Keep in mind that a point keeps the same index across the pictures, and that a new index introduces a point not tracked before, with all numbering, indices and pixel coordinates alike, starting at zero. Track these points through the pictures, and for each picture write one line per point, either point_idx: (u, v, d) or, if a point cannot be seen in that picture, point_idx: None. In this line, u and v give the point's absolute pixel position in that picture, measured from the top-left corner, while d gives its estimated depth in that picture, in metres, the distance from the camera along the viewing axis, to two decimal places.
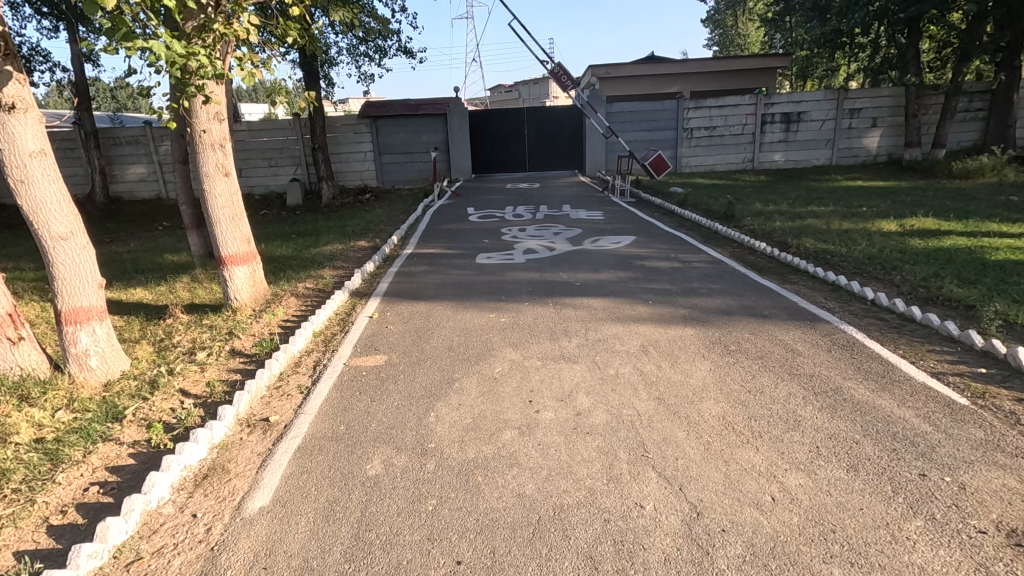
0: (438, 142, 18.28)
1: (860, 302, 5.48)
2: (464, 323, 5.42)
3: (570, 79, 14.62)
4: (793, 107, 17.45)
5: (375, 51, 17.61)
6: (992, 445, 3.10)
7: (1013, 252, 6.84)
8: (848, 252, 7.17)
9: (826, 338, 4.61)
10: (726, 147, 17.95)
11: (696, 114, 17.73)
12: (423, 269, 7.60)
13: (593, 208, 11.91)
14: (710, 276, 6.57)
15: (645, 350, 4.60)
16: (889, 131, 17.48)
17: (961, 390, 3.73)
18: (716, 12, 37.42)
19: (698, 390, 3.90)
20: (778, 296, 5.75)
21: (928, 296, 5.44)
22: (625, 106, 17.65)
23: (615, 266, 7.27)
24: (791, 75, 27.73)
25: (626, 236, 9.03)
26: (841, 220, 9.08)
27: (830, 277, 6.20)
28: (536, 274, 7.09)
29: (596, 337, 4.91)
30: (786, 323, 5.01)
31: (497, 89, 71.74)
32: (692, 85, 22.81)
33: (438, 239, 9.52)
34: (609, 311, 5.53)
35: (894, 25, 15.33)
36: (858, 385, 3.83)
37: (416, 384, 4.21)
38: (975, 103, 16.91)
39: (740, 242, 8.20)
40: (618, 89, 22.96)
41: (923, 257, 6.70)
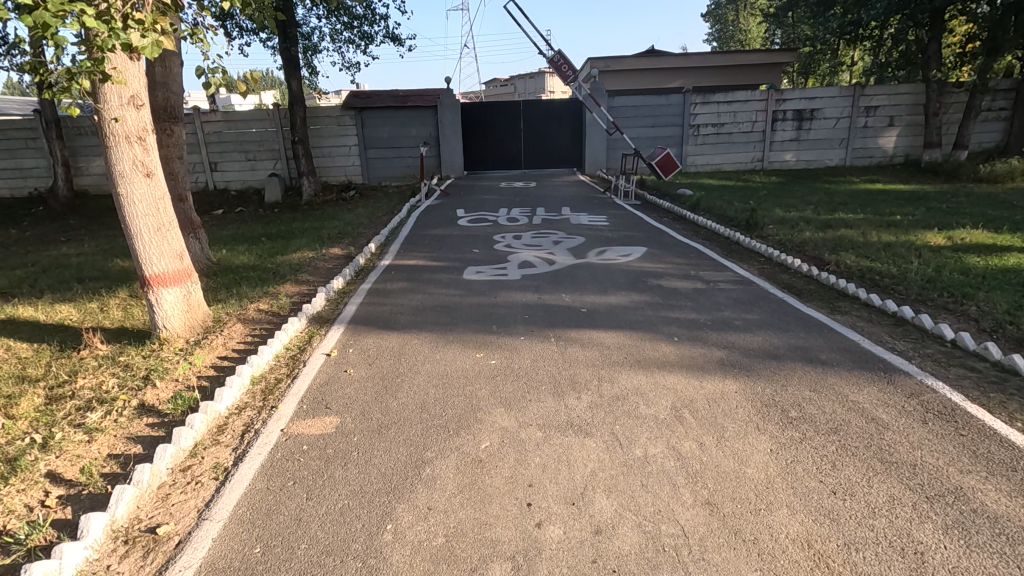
0: (428, 136, 17.09)
1: (936, 344, 4.40)
2: (444, 367, 4.29)
3: (571, 69, 13.47)
4: (806, 104, 16.38)
5: (360, 37, 16.40)
6: None
7: None
8: (899, 271, 6.11)
9: (914, 403, 3.54)
10: (735, 145, 16.87)
11: (703, 110, 16.60)
12: (400, 287, 6.45)
13: (596, 212, 10.80)
14: (742, 302, 5.50)
15: (678, 416, 3.50)
16: (907, 130, 16.41)
17: None
18: (716, 6, 36.04)
19: (762, 490, 2.79)
20: (833, 332, 4.68)
21: (1022, 337, 4.37)
22: (628, 99, 16.51)
23: (628, 286, 6.17)
24: (794, 72, 26.80)
25: (636, 246, 7.94)
26: (878, 231, 8.03)
27: (888, 306, 5.12)
28: (535, 295, 5.97)
29: (613, 393, 3.80)
30: (854, 374, 3.93)
31: (492, 84, 70.21)
32: (697, 80, 21.69)
33: (422, 247, 8.38)
34: (626, 353, 4.42)
35: (918, 16, 14.15)
36: (987, 487, 2.76)
37: (373, 468, 3.09)
38: (998, 102, 15.93)
39: (769, 257, 7.12)
40: (619, 84, 21.73)
41: (992, 280, 5.66)
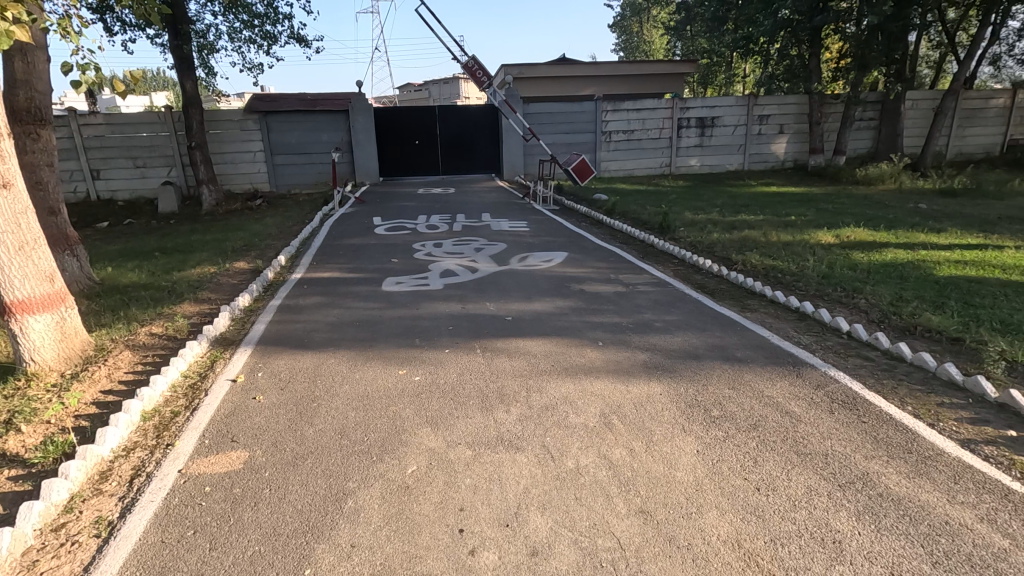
0: (340, 142, 16.42)
1: (835, 336, 4.73)
2: (364, 387, 4.04)
3: (485, 75, 13.44)
4: (707, 112, 17.40)
5: (262, 37, 15.48)
6: None
7: (956, 266, 6.53)
8: (798, 269, 6.55)
9: (821, 393, 3.77)
10: (645, 151, 17.59)
11: (614, 117, 17.17)
12: (314, 302, 6.05)
13: (516, 218, 10.81)
14: (660, 304, 5.67)
15: (608, 423, 3.48)
16: (795, 137, 17.89)
17: (1006, 466, 2.97)
18: (622, 18, 37.51)
19: (692, 493, 2.82)
20: (746, 330, 4.90)
21: (905, 326, 4.81)
22: (543, 106, 16.75)
23: (551, 292, 6.18)
24: (694, 82, 28.43)
25: (557, 251, 8.01)
26: (777, 231, 8.62)
27: (790, 302, 5.47)
28: (458, 305, 5.82)
29: (542, 404, 3.73)
30: (767, 370, 4.13)
31: (406, 89, 68.95)
32: (607, 88, 22.46)
33: (337, 259, 7.97)
34: (553, 361, 4.38)
35: (799, 34, 15.45)
36: (889, 470, 2.95)
37: (287, 506, 2.80)
38: (868, 113, 17.77)
39: (682, 258, 7.42)
40: (533, 91, 22.03)
41: (876, 275, 6.20)
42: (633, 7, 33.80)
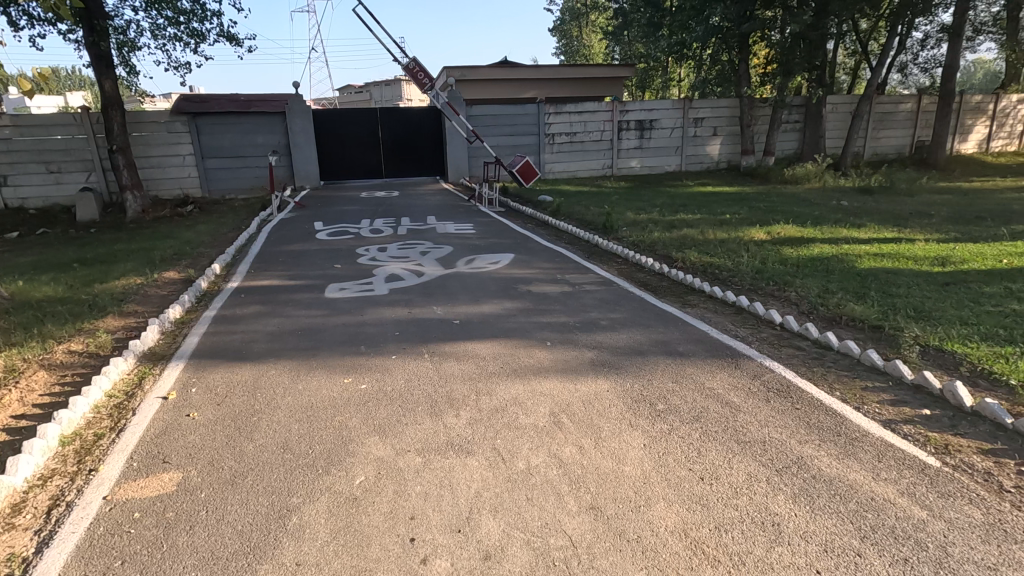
0: (277, 145, 15.84)
1: (769, 328, 4.97)
2: (308, 398, 3.90)
3: (427, 77, 13.30)
4: (645, 115, 17.92)
5: (189, 35, 14.72)
6: (997, 532, 2.52)
7: (875, 258, 7.02)
8: (734, 265, 6.85)
9: (757, 382, 3.95)
10: (587, 153, 17.92)
11: (557, 119, 17.40)
12: (253, 311, 5.80)
13: (462, 220, 10.76)
14: (606, 302, 5.78)
15: (557, 422, 3.51)
16: (727, 139, 18.72)
17: (922, 443, 3.21)
18: (561, 23, 37.76)
19: (640, 486, 2.89)
20: (687, 325, 5.07)
21: (832, 316, 5.11)
22: (486, 108, 16.75)
23: (499, 294, 6.18)
24: (633, 86, 29.23)
25: (504, 253, 8.02)
26: (713, 229, 8.98)
27: (727, 296, 5.71)
28: (405, 309, 5.72)
29: (491, 406, 3.72)
30: (708, 362, 4.29)
31: (347, 91, 67.36)
32: (549, 91, 22.72)
33: (276, 266, 7.68)
34: (502, 362, 4.38)
35: (729, 41, 16.17)
36: (820, 453, 3.13)
37: (226, 527, 2.66)
38: (794, 116, 18.83)
39: (626, 257, 7.60)
40: (476, 94, 22.00)
41: (804, 269, 6.57)
42: (572, 12, 34.35)
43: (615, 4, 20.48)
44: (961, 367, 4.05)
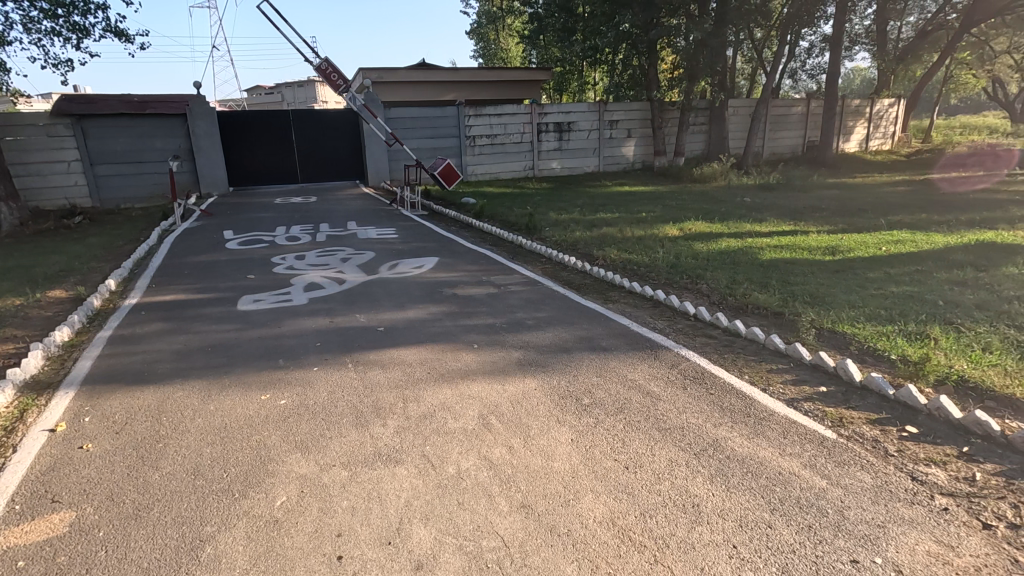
0: (178, 149, 14.76)
1: (684, 319, 5.24)
2: (221, 419, 3.65)
3: (341, 78, 12.89)
4: (563, 117, 18.33)
5: (70, 29, 13.38)
6: (885, 493, 2.80)
7: (775, 250, 7.59)
8: (651, 260, 7.16)
9: (675, 371, 4.16)
10: (508, 155, 18.09)
11: (477, 121, 17.42)
12: (156, 329, 5.36)
13: (384, 225, 10.53)
14: (531, 302, 5.86)
15: (486, 424, 3.51)
16: (641, 140, 19.56)
17: (821, 418, 3.50)
18: (477, 26, 37.51)
19: (569, 480, 2.95)
20: (609, 320, 5.24)
21: (739, 305, 5.47)
22: (404, 110, 16.48)
23: (424, 298, 6.10)
24: (550, 89, 29.88)
25: (428, 257, 7.92)
26: (631, 227, 9.36)
27: (646, 291, 5.96)
28: (326, 319, 5.51)
29: (419, 413, 3.66)
30: (629, 355, 4.46)
31: (256, 92, 64.05)
32: (468, 93, 22.72)
33: (181, 279, 7.15)
34: (429, 368, 4.32)
35: (638, 46, 16.89)
36: (733, 434, 3.33)
37: (130, 567, 2.44)
38: (700, 118, 19.99)
39: (549, 257, 7.75)
40: (394, 96, 21.59)
41: (714, 262, 6.98)
42: (488, 15, 34.51)
43: (529, 9, 20.76)
44: (850, 346, 4.46)
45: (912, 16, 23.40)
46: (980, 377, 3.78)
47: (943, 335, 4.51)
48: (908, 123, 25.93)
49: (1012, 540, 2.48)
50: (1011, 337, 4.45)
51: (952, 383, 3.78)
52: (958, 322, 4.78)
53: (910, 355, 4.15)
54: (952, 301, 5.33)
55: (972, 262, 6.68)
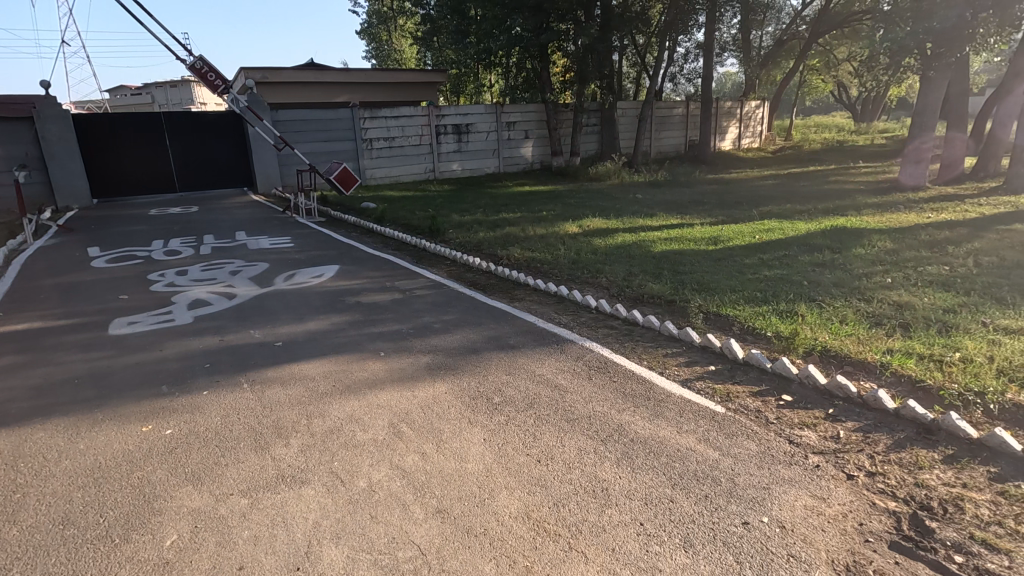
0: (26, 157, 12.98)
1: (587, 312, 5.45)
2: (95, 458, 3.26)
3: (220, 78, 11.97)
4: (461, 119, 18.33)
5: None
6: (768, 457, 3.10)
7: (666, 242, 8.12)
8: (554, 258, 7.37)
9: (580, 362, 4.32)
10: (408, 157, 17.79)
11: (373, 123, 16.94)
12: (6, 364, 4.67)
13: (277, 234, 9.94)
14: (438, 305, 5.81)
15: (397, 432, 3.43)
16: (538, 141, 20.07)
17: (711, 395, 3.80)
18: (368, 26, 36.37)
19: (483, 480, 2.96)
20: (515, 318, 5.33)
21: (636, 296, 5.78)
22: (293, 112, 15.66)
23: (325, 308, 5.84)
24: (447, 91, 29.81)
25: (328, 265, 7.59)
26: (533, 226, 9.57)
27: (550, 287, 6.13)
28: (216, 338, 5.10)
29: (325, 428, 3.50)
30: (537, 351, 4.56)
31: (121, 92, 57.87)
32: (362, 95, 22.06)
33: (36, 305, 6.28)
34: (333, 381, 4.14)
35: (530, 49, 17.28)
36: (635, 418, 3.52)
37: None
38: (592, 119, 20.88)
39: (453, 259, 7.72)
40: (281, 97, 20.43)
41: (612, 256, 7.32)
42: (378, 15, 33.65)
43: (422, 10, 20.54)
44: (733, 327, 4.88)
45: (770, 26, 26.01)
46: (839, 346, 4.28)
47: (808, 311, 5.06)
48: (772, 123, 28.78)
49: (870, 486, 2.85)
50: (861, 309, 5.09)
51: (817, 352, 4.26)
52: (820, 299, 5.38)
53: (782, 331, 4.61)
54: (814, 281, 5.99)
55: (829, 246, 7.55)
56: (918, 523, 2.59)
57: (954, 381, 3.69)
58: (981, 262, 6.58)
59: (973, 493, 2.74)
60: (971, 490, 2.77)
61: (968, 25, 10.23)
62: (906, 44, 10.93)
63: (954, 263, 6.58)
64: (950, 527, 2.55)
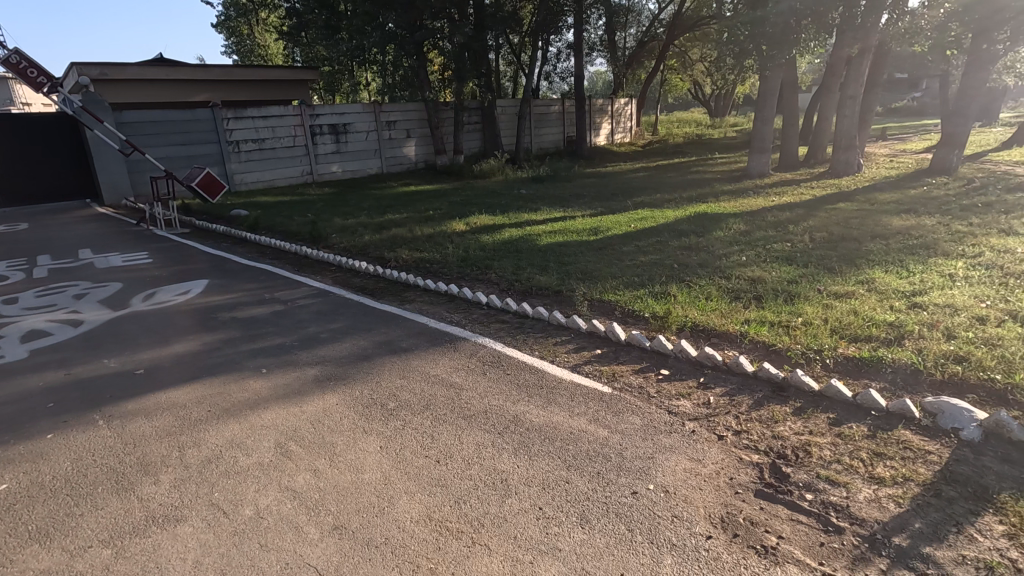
0: None
1: (478, 308, 5.50)
2: None
3: (44, 75, 10.40)
4: (337, 118, 17.55)
5: None
6: (651, 428, 3.34)
7: (550, 235, 8.41)
8: (443, 257, 7.34)
9: (474, 359, 4.35)
10: (281, 160, 16.72)
11: (238, 124, 15.69)
12: None
13: (132, 249, 8.89)
14: (324, 314, 5.54)
15: (285, 452, 3.23)
16: (420, 140, 19.81)
17: (598, 376, 4.03)
18: (227, 18, 33.53)
19: (381, 489, 2.88)
20: (407, 321, 5.23)
21: (525, 289, 5.93)
22: (141, 113, 14.05)
23: (195, 327, 5.33)
24: (321, 89, 28.45)
25: (195, 281, 6.93)
26: (420, 225, 9.45)
27: (440, 287, 6.10)
28: (60, 372, 4.45)
29: (202, 458, 3.21)
30: (430, 351, 4.52)
31: None
32: (223, 94, 20.34)
33: None
34: (209, 405, 3.80)
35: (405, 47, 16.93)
36: (529, 407, 3.62)
37: None
38: (473, 117, 21.00)
39: (338, 264, 7.41)
40: (126, 95, 18.21)
41: (500, 252, 7.44)
42: (236, 7, 31.11)
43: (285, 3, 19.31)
44: (616, 311, 5.18)
45: (632, 29, 27.82)
46: (706, 320, 4.72)
47: (678, 291, 5.52)
48: (640, 119, 30.84)
49: (737, 443, 3.18)
50: (723, 286, 5.64)
51: (689, 328, 4.67)
52: (689, 279, 5.89)
53: (657, 311, 5.00)
54: (683, 263, 6.54)
55: (693, 230, 8.28)
56: (776, 470, 2.93)
57: (798, 342, 4.23)
58: (816, 237, 7.56)
59: (818, 438, 3.16)
60: (816, 435, 3.19)
61: (792, 32, 11.70)
62: (746, 47, 12.23)
63: (795, 239, 7.51)
64: (801, 469, 2.93)
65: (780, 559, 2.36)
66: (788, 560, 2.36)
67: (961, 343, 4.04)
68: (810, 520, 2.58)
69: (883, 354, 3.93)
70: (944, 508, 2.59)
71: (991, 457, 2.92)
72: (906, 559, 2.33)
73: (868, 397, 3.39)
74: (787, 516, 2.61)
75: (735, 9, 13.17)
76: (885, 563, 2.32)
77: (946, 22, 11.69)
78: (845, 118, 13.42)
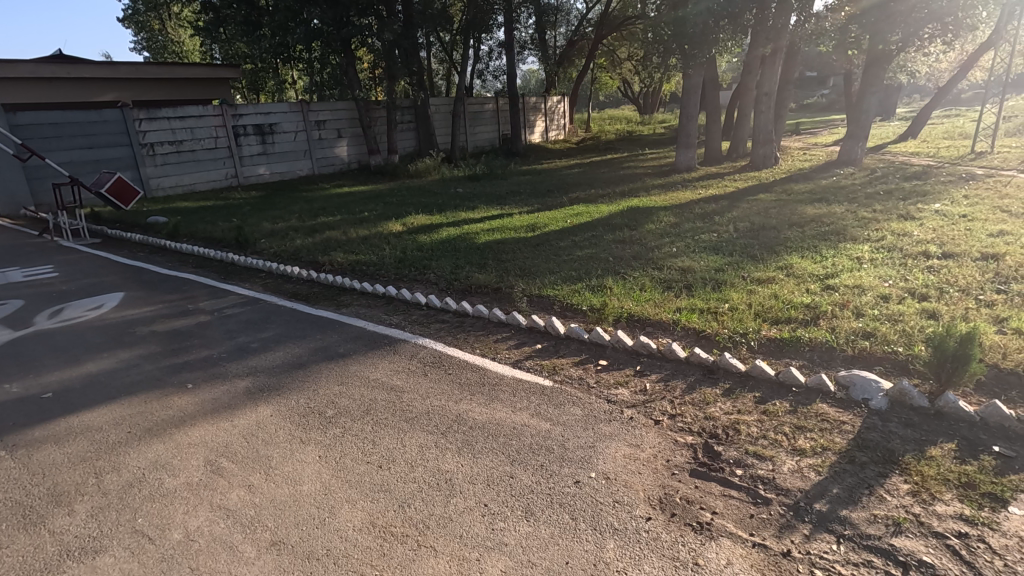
0: None
1: (417, 309, 5.43)
2: None
3: None
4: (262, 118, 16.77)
5: None
6: (592, 418, 3.43)
7: (487, 233, 8.42)
8: (378, 258, 7.19)
9: (414, 360, 4.30)
10: (201, 162, 15.81)
11: (151, 126, 14.68)
12: None
13: (33, 263, 8.14)
14: (254, 323, 5.31)
15: (216, 469, 3.08)
16: (352, 140, 19.31)
17: (540, 371, 4.08)
18: (134, 13, 31.28)
19: (322, 498, 2.80)
20: (344, 326, 5.09)
21: (464, 288, 5.91)
22: (38, 115, 12.85)
23: (110, 344, 4.96)
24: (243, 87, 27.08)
25: (108, 295, 6.43)
26: (354, 228, 9.22)
27: (377, 289, 5.97)
28: None
29: (123, 482, 3.00)
30: (369, 355, 4.43)
31: None
32: (133, 93, 18.98)
33: None
34: (128, 426, 3.56)
35: (332, 44, 16.37)
36: (472, 406, 3.61)
37: None
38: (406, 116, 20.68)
39: (268, 270, 7.10)
40: (20, 95, 16.61)
41: (438, 251, 7.37)
42: None
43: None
44: (554, 305, 5.26)
45: (561, 28, 28.24)
46: (641, 311, 4.88)
47: (614, 283, 5.67)
48: (573, 116, 31.38)
49: (673, 426, 3.31)
50: (655, 277, 5.85)
51: (624, 318, 4.82)
52: (623, 272, 6.07)
53: (595, 304, 5.12)
54: (617, 256, 6.72)
55: (627, 224, 8.50)
56: (709, 450, 3.08)
57: (725, 327, 4.45)
58: (739, 227, 7.97)
59: (745, 416, 3.35)
60: (744, 414, 3.38)
61: (710, 32, 12.24)
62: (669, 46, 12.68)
63: (721, 230, 7.88)
64: (731, 447, 3.09)
65: (714, 533, 2.48)
66: (722, 533, 2.48)
67: (868, 320, 4.39)
68: (740, 494, 2.72)
69: (801, 334, 4.20)
70: (857, 473, 2.80)
71: (896, 422, 3.19)
72: (826, 523, 2.51)
73: (789, 375, 3.62)
74: (720, 492, 2.75)
75: (658, 9, 13.59)
76: (808, 528, 2.49)
77: (848, 23, 12.60)
78: (762, 114, 14.20)
